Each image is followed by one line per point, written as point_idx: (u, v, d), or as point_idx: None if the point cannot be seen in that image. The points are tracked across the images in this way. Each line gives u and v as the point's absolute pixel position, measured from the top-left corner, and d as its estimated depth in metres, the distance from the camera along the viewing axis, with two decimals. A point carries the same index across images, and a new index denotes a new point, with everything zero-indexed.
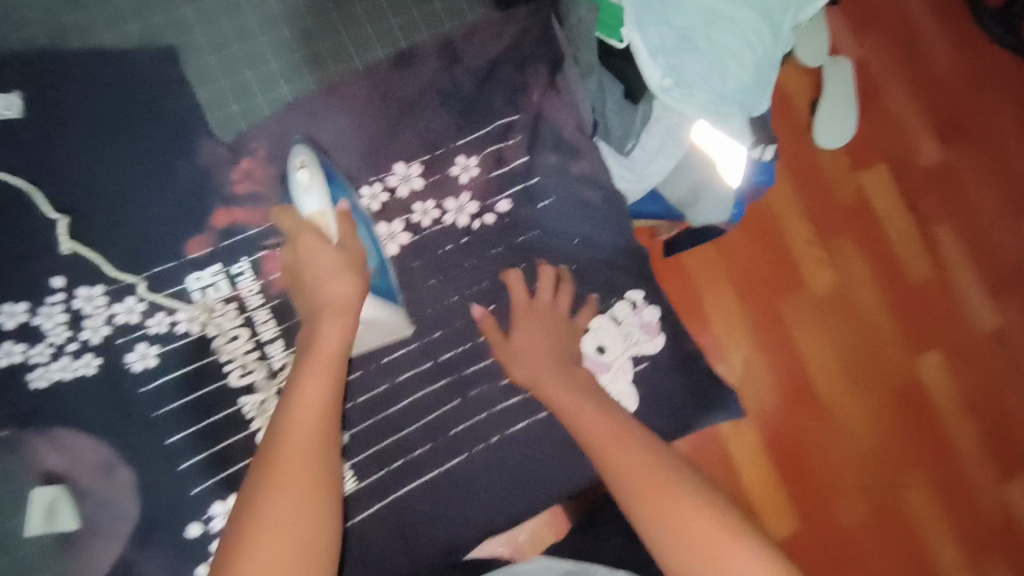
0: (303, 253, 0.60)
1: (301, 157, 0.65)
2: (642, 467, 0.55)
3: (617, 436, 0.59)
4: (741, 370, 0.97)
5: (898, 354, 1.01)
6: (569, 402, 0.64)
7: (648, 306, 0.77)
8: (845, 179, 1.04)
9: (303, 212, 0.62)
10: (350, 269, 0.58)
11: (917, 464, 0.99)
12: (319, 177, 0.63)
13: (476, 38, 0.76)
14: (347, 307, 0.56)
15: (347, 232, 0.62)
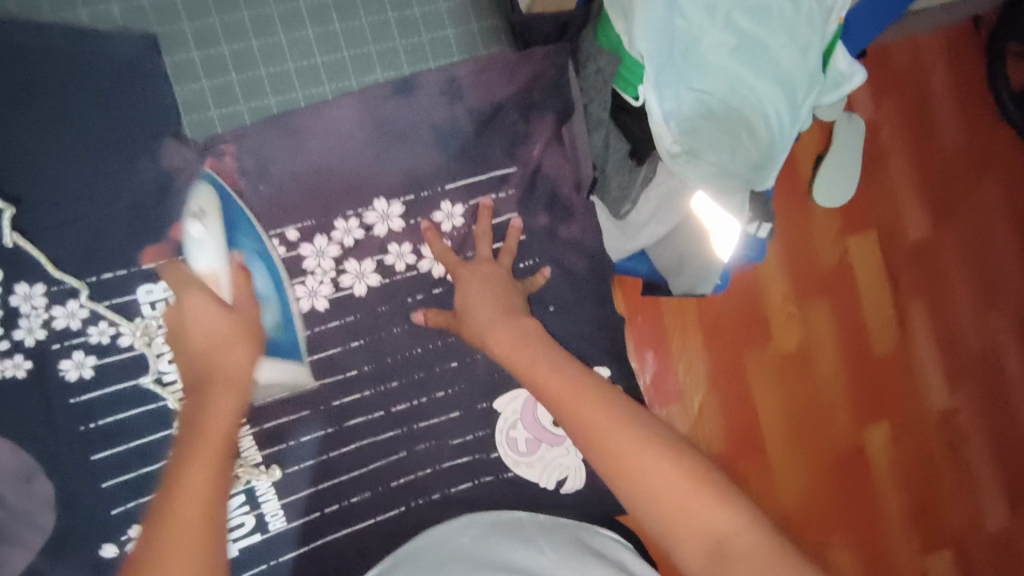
0: (186, 321, 0.55)
1: (201, 204, 0.61)
2: (623, 434, 0.49)
3: (591, 398, 0.53)
4: (695, 411, 1.07)
5: (848, 425, 1.15)
6: (524, 356, 0.58)
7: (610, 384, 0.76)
8: (830, 243, 1.13)
9: (194, 268, 0.59)
10: (241, 335, 0.56)
11: (844, 528, 1.13)
12: (215, 228, 0.60)
13: (485, 76, 0.72)
14: (241, 374, 0.54)
15: (241, 295, 0.59)
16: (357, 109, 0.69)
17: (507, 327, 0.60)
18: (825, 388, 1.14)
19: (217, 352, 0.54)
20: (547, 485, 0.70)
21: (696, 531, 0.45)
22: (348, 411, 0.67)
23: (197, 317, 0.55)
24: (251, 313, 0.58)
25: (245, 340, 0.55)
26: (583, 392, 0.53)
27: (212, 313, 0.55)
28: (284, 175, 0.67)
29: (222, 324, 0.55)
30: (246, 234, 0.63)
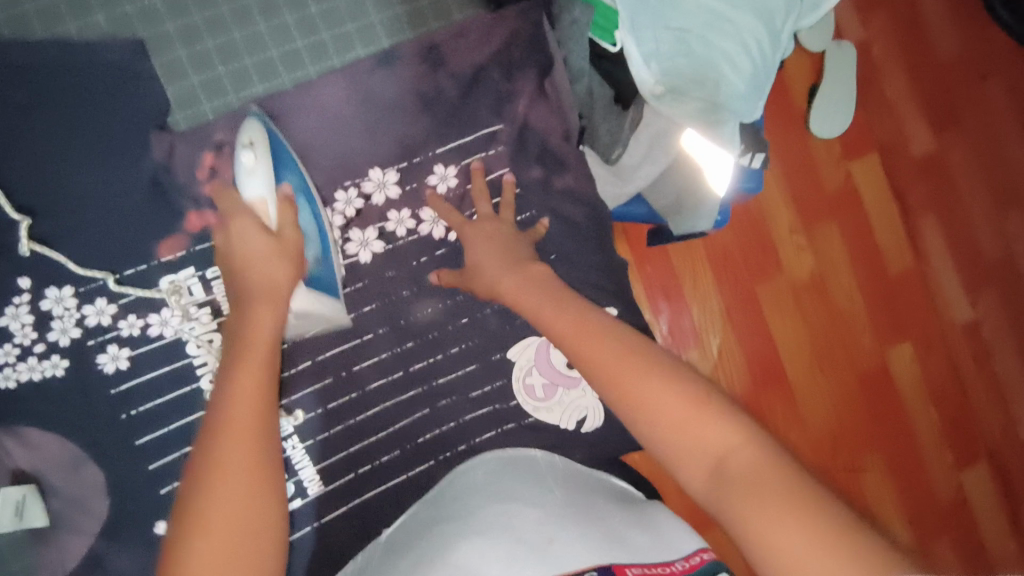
0: (234, 239, 0.60)
1: (255, 135, 0.64)
2: (622, 362, 0.51)
3: (595, 331, 0.55)
4: (712, 347, 1.09)
5: (869, 345, 1.15)
6: (530, 301, 0.60)
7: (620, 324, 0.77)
8: (832, 166, 1.13)
9: (243, 196, 0.62)
10: (280, 255, 0.60)
11: (874, 447, 1.14)
12: (264, 159, 0.63)
13: (464, 42, 0.74)
14: (280, 287, 0.59)
15: (285, 222, 0.62)
16: (344, 86, 0.71)
17: (520, 277, 0.62)
18: (847, 311, 1.15)
19: (255, 270, 0.59)
20: (568, 427, 0.74)
21: (703, 449, 0.47)
22: (369, 376, 0.71)
23: (244, 235, 0.60)
24: (293, 238, 0.62)
25: (279, 255, 0.60)
26: (588, 325, 0.56)
27: (257, 237, 0.60)
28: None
29: (266, 250, 0.60)
30: (288, 168, 0.66)
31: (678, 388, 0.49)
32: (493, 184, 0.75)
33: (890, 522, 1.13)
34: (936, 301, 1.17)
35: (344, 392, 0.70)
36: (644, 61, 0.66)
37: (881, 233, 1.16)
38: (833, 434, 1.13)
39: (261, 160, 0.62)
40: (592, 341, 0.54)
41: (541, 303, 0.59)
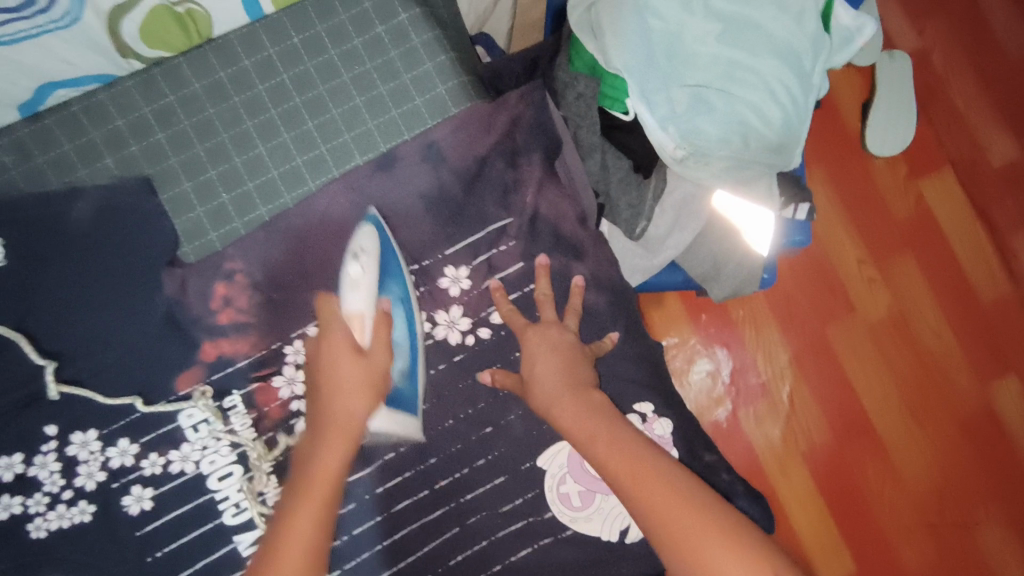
0: (326, 356, 0.62)
1: (366, 242, 0.66)
2: (690, 523, 0.50)
3: (663, 484, 0.52)
4: (789, 398, 1.29)
5: (965, 389, 1.32)
6: (580, 428, 0.57)
7: (659, 420, 0.71)
8: (904, 189, 1.37)
9: (343, 306, 0.63)
10: (364, 389, 0.60)
11: (977, 495, 1.28)
12: (371, 271, 0.64)
13: (464, 133, 0.71)
14: (353, 425, 0.59)
15: (377, 342, 0.63)
16: (346, 197, 0.69)
17: (589, 410, 0.58)
18: (914, 364, 1.33)
19: (334, 402, 0.60)
20: (612, 538, 0.67)
21: None
22: (393, 496, 0.67)
23: (332, 352, 0.62)
24: (382, 359, 0.62)
25: (363, 389, 0.60)
26: (654, 478, 0.53)
27: (347, 362, 0.61)
28: (293, 275, 0.69)
29: (352, 379, 0.60)
30: (394, 278, 0.67)
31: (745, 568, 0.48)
32: (508, 279, 0.71)
33: (1004, 560, 1.26)
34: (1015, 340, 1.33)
35: (368, 518, 0.67)
36: (662, 125, 0.73)
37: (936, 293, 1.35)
38: (936, 486, 1.28)
39: (369, 271, 0.64)
40: (655, 492, 0.52)
41: (600, 435, 0.56)
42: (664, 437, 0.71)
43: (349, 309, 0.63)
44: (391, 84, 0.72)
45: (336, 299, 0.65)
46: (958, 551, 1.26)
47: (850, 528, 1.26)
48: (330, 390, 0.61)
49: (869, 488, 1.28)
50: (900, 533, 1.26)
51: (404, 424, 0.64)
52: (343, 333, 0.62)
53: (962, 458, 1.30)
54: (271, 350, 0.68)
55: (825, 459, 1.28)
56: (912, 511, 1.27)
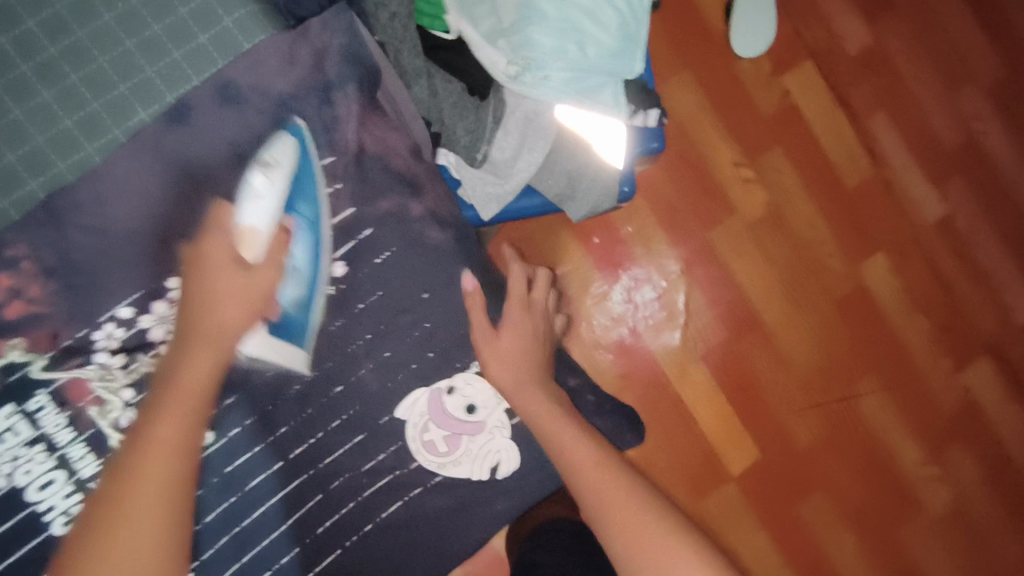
0: (202, 261, 0.60)
1: (284, 152, 0.65)
2: (600, 470, 0.60)
3: (577, 443, 0.62)
4: (683, 294, 1.46)
5: (841, 271, 1.53)
6: (505, 374, 0.68)
7: None
8: (769, 86, 1.50)
9: (239, 219, 0.61)
10: (246, 301, 0.60)
11: (865, 369, 1.53)
12: (277, 185, 0.63)
13: (262, 70, 0.68)
14: (229, 339, 0.59)
15: (271, 257, 0.63)
16: (142, 164, 0.65)
17: (520, 367, 0.69)
18: (795, 260, 1.51)
19: (215, 310, 0.58)
20: (482, 476, 0.71)
21: (641, 552, 0.54)
22: (253, 465, 0.68)
23: (212, 263, 0.60)
24: (267, 276, 0.62)
25: (245, 303, 0.60)
26: (572, 439, 0.63)
27: (231, 273, 0.59)
28: (85, 252, 0.65)
29: (236, 295, 0.59)
30: (304, 200, 0.67)
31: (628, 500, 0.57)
32: (340, 228, 0.70)
33: (881, 418, 1.53)
34: (880, 228, 1.54)
35: (231, 491, 0.67)
36: (490, 40, 0.72)
37: (810, 192, 1.52)
38: (820, 367, 1.52)
39: (276, 185, 0.63)
40: (565, 448, 0.62)
41: (524, 392, 0.67)
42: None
43: (243, 221, 0.61)
44: (165, 22, 0.66)
45: (230, 206, 0.63)
46: (843, 419, 1.52)
47: (748, 413, 1.48)
48: (203, 299, 0.59)
49: (764, 379, 1.49)
50: (793, 415, 1.50)
51: (277, 345, 0.66)
52: (228, 243, 0.60)
53: (839, 336, 1.53)
54: (77, 340, 0.65)
55: (722, 358, 1.48)
56: (799, 393, 1.51)
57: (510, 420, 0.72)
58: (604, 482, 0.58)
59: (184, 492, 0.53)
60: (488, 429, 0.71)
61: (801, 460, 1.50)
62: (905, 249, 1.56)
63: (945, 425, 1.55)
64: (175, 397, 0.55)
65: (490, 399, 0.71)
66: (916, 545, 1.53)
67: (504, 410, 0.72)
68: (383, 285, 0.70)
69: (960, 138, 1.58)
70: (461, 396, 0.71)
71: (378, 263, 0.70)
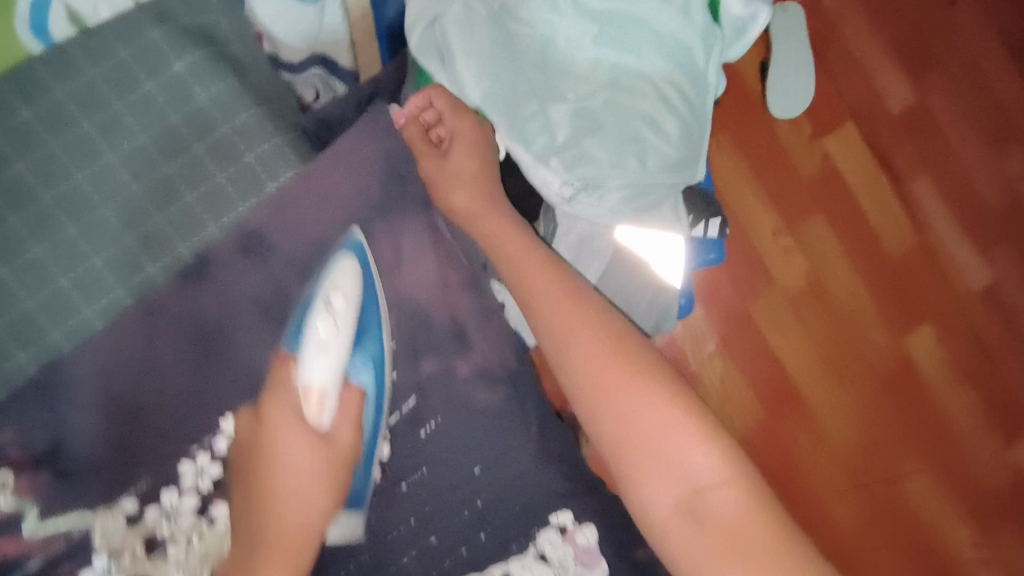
0: (270, 445, 0.50)
1: (350, 283, 0.52)
2: (618, 375, 0.57)
3: (685, 457, 0.55)
4: (719, 370, 1.40)
5: (885, 344, 1.44)
6: (551, 295, 0.60)
7: (582, 529, 0.58)
8: (808, 148, 1.42)
9: (303, 369, 0.50)
10: (319, 461, 0.50)
11: (914, 450, 1.43)
12: (344, 339, 0.51)
13: (294, 209, 0.55)
14: (309, 527, 0.50)
15: (344, 420, 0.52)
16: (152, 336, 0.51)
17: (610, 364, 0.57)
18: (838, 333, 1.43)
19: (280, 461, 0.50)
20: None
21: (676, 458, 0.55)
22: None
23: (282, 440, 0.50)
24: (347, 438, 0.52)
25: (323, 491, 0.51)
26: (604, 354, 0.58)
27: (304, 454, 0.50)
28: (81, 453, 0.49)
29: (314, 470, 0.50)
30: (369, 335, 0.53)
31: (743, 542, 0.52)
32: (388, 397, 0.56)
33: (936, 506, 1.42)
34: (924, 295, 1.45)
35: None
36: (541, 158, 0.66)
37: (852, 259, 1.44)
38: (863, 446, 1.43)
39: (344, 334, 0.51)
40: (655, 480, 0.55)
41: (573, 327, 0.59)
42: (590, 546, 0.58)
43: (306, 381, 0.50)
44: (176, 160, 0.54)
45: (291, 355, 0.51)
46: (894, 506, 1.42)
47: (789, 497, 1.39)
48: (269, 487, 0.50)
49: (804, 461, 1.42)
50: (839, 501, 1.41)
51: (350, 524, 0.53)
52: (292, 411, 0.51)
53: (881, 412, 1.44)
54: (64, 543, 0.48)
55: (762, 438, 1.41)
56: (843, 476, 1.42)
57: None
58: (648, 413, 0.56)
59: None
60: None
61: (851, 548, 1.40)
62: (948, 321, 1.46)
63: (1005, 509, 1.43)
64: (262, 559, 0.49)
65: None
66: None
67: None
68: (427, 457, 0.57)
69: (1004, 201, 1.47)
70: None
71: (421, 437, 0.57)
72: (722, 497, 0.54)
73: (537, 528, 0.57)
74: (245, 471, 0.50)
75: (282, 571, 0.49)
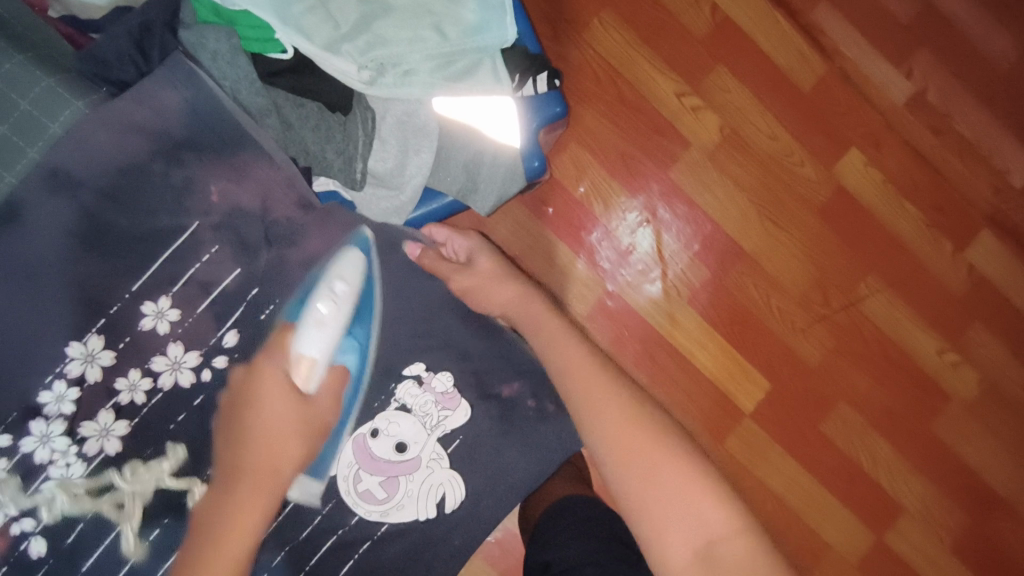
0: (266, 387, 0.80)
1: (350, 269, 0.87)
2: (626, 419, 0.75)
3: (712, 523, 0.67)
4: (653, 240, 1.43)
5: (818, 180, 1.47)
6: (572, 357, 0.83)
7: (436, 377, 0.92)
8: (697, 5, 1.41)
9: (299, 347, 0.81)
10: (298, 421, 0.79)
11: (866, 272, 1.49)
12: (331, 327, 0.83)
13: (93, 156, 0.82)
14: (286, 453, 0.77)
15: (321, 379, 0.83)
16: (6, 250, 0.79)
17: (641, 437, 0.73)
18: (763, 179, 1.45)
19: (264, 435, 0.77)
20: (435, 493, 0.90)
21: (679, 499, 0.68)
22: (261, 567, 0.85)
23: (275, 387, 0.80)
24: (323, 392, 0.83)
25: (294, 424, 0.78)
26: (608, 398, 0.77)
27: (293, 402, 0.79)
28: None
29: (292, 414, 0.79)
30: (358, 326, 0.89)
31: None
32: (231, 292, 0.87)
33: (891, 318, 1.50)
34: (846, 122, 1.46)
35: (162, 559, 0.83)
36: (335, 50, 0.68)
37: (764, 105, 1.44)
38: (814, 280, 1.48)
39: (336, 310, 0.83)
40: (676, 529, 0.67)
41: (581, 373, 0.80)
42: (446, 390, 0.92)
43: (302, 351, 0.81)
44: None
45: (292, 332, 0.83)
46: (854, 330, 1.49)
47: (744, 344, 1.47)
48: (265, 420, 0.78)
49: (759, 307, 1.47)
50: (797, 338, 1.48)
51: (316, 478, 0.86)
52: (290, 369, 0.81)
53: (828, 246, 1.48)
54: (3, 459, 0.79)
55: (712, 296, 1.45)
56: (799, 313, 1.48)
57: (442, 439, 0.91)
58: (637, 440, 0.73)
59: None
60: (426, 466, 0.90)
61: (817, 375, 1.48)
62: (879, 139, 1.47)
63: (956, 306, 1.50)
64: (251, 483, 0.75)
65: (421, 436, 0.90)
66: (951, 435, 1.51)
67: (435, 433, 0.91)
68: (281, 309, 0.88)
69: (919, 9, 1.46)
70: (397, 434, 0.90)
71: (263, 319, 0.88)
72: (740, 549, 0.65)
73: (394, 385, 0.91)
74: (244, 449, 0.77)
75: (252, 511, 0.74)
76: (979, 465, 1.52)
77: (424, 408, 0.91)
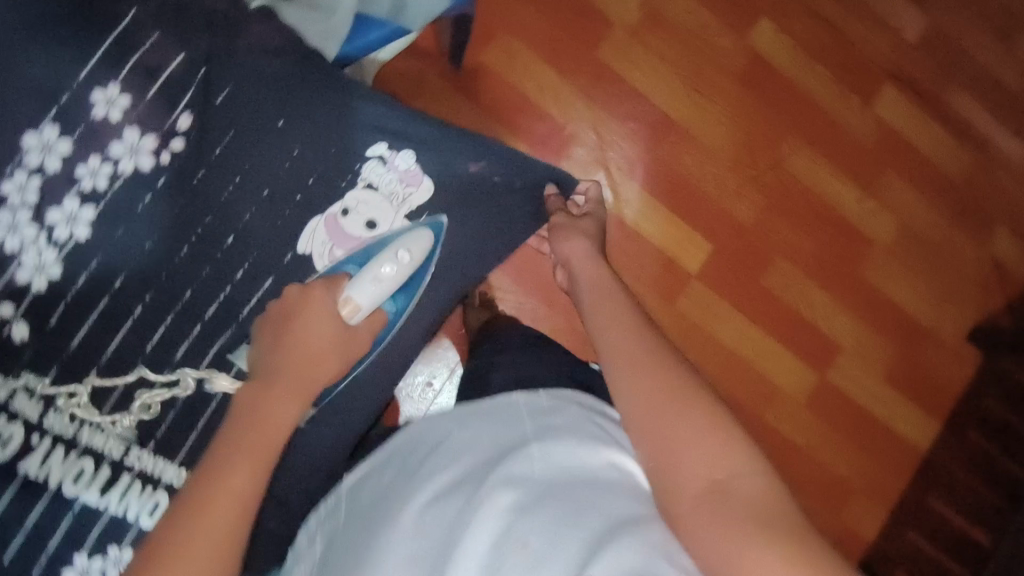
0: (307, 306, 0.77)
1: (416, 247, 0.88)
2: (630, 336, 0.75)
3: (730, 457, 0.62)
4: (588, 116, 1.46)
5: (733, 46, 1.52)
6: (601, 282, 0.84)
7: (398, 156, 0.96)
8: None
9: (352, 289, 0.79)
10: (337, 342, 0.77)
11: (789, 132, 1.54)
12: (389, 281, 0.82)
13: None
14: (317, 368, 0.74)
15: (361, 323, 0.81)
16: None
17: (646, 351, 0.72)
18: (683, 50, 1.50)
19: (303, 347, 0.74)
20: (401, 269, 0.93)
21: (701, 433, 0.64)
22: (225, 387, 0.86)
23: (319, 311, 0.77)
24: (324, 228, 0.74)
25: (332, 333, 0.77)
26: (624, 314, 0.79)
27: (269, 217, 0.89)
28: None
29: (325, 333, 0.76)
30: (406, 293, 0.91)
31: (757, 519, 0.57)
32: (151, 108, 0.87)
33: (816, 170, 1.55)
34: None
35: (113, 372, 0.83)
36: None
37: None
38: (740, 142, 1.52)
39: (394, 277, 0.83)
40: (694, 459, 0.63)
41: (601, 299, 0.81)
42: (408, 167, 0.96)
43: (352, 294, 0.79)
44: None
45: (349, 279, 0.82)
46: (787, 191, 1.54)
47: (683, 209, 1.50)
48: (303, 334, 0.75)
49: (694, 172, 1.50)
50: (732, 201, 1.52)
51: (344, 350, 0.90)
52: (339, 299, 0.79)
53: (750, 111, 1.53)
54: None
55: (650, 165, 1.49)
56: (731, 176, 1.52)
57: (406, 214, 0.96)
58: (641, 348, 0.73)
59: (263, 469, 0.65)
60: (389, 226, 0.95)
61: (753, 234, 1.52)
62: (784, 7, 1.55)
63: (868, 154, 1.57)
64: (238, 452, 0.65)
65: (382, 207, 0.95)
66: (883, 278, 1.57)
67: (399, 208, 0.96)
68: (230, 80, 0.90)
69: None
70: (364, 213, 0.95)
71: (219, 103, 0.89)
72: (755, 488, 0.60)
73: (359, 164, 0.95)
74: (280, 357, 0.73)
75: (241, 482, 0.63)
76: (908, 304, 1.57)
77: (389, 188, 0.96)
